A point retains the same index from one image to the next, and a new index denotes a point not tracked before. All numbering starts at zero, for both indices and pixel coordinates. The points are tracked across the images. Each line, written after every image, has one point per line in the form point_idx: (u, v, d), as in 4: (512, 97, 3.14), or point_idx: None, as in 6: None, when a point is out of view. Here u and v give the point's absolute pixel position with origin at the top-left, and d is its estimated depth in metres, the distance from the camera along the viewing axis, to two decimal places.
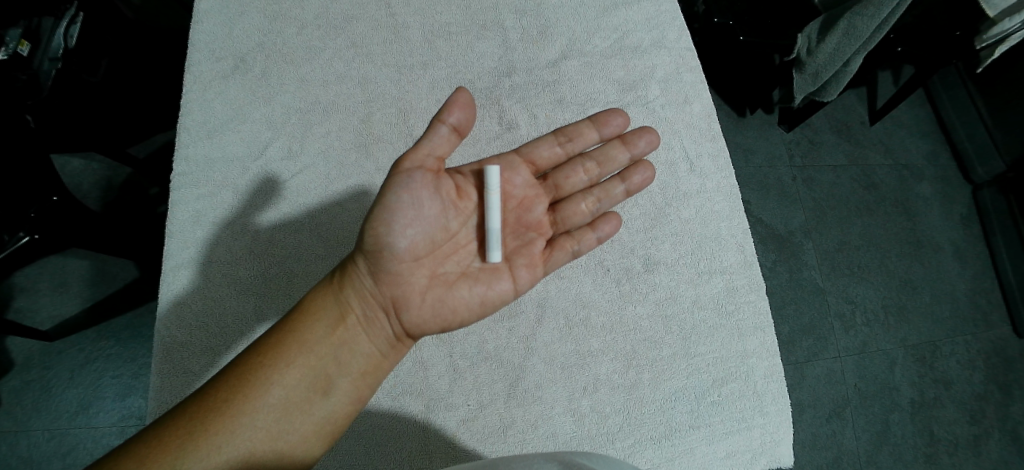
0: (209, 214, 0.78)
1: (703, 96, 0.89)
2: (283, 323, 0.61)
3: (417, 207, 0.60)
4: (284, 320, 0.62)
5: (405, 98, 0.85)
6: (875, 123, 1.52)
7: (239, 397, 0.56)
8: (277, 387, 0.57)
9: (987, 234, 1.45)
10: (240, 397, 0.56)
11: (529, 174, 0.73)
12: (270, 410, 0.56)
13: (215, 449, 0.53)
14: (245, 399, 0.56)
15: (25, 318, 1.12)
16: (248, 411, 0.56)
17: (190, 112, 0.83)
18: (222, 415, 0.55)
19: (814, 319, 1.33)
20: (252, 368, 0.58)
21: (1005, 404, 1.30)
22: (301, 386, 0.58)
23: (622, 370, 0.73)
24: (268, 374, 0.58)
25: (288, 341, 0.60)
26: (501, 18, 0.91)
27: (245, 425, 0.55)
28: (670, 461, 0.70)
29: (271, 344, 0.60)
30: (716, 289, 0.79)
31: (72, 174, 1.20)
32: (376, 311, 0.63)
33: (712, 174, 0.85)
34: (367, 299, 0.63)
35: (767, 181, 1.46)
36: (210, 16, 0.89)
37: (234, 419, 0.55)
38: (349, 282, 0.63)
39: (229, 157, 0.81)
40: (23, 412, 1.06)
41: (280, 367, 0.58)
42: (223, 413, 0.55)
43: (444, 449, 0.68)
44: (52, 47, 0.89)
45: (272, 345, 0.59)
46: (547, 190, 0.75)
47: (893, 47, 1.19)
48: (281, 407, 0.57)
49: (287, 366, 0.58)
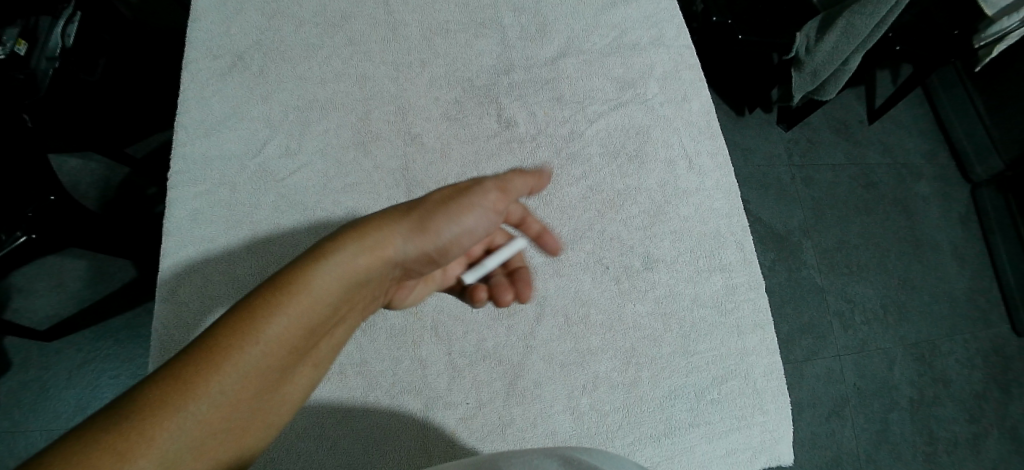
0: (206, 212, 0.77)
1: (701, 94, 0.89)
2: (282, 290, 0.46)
3: (472, 231, 0.57)
4: (278, 287, 0.46)
5: (403, 96, 0.85)
6: (874, 122, 1.53)
7: (227, 377, 0.42)
8: (274, 368, 0.45)
9: (986, 232, 1.45)
10: (211, 381, 0.42)
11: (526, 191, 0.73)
12: (259, 395, 0.45)
13: (188, 440, 0.40)
14: (229, 382, 0.42)
15: (22, 317, 1.12)
16: (236, 395, 0.43)
17: (188, 110, 0.83)
18: (205, 397, 0.41)
19: (813, 317, 1.33)
20: (243, 341, 0.44)
21: (1004, 402, 1.30)
22: (294, 365, 0.48)
23: (621, 369, 0.73)
24: (254, 361, 0.44)
25: (288, 317, 0.46)
26: (500, 16, 0.91)
27: (227, 407, 0.42)
28: (671, 459, 0.70)
29: (270, 313, 0.45)
30: (716, 286, 0.79)
31: (70, 173, 1.20)
32: (382, 291, 0.57)
33: (710, 172, 0.85)
34: (386, 279, 0.55)
35: (767, 179, 1.46)
36: (208, 14, 0.89)
37: (218, 406, 0.42)
38: (382, 252, 0.52)
39: (227, 155, 0.80)
40: (21, 412, 1.06)
41: (279, 345, 0.45)
42: (202, 397, 0.41)
43: (443, 447, 0.67)
44: (49, 46, 0.89)
45: (259, 320, 0.45)
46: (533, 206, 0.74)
47: (892, 45, 1.19)
48: (269, 391, 0.46)
49: (287, 345, 0.46)
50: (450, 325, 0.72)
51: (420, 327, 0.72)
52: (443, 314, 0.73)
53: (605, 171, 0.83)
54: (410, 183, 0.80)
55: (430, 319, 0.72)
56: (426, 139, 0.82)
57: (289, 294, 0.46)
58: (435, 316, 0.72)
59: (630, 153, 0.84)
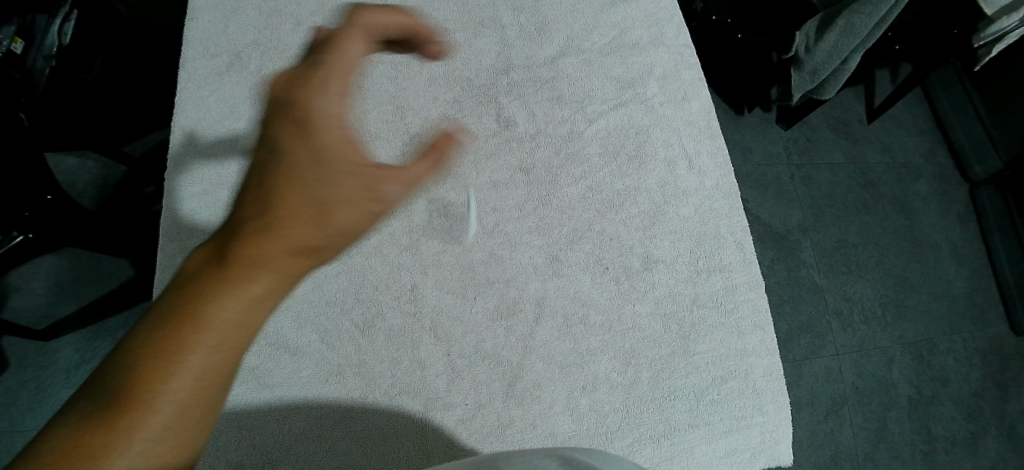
0: (205, 213, 0.76)
1: (701, 94, 0.89)
2: (190, 324, 0.39)
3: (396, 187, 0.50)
4: (181, 326, 0.39)
5: (402, 95, 0.84)
6: (873, 121, 1.53)
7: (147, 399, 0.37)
8: (209, 370, 0.39)
9: (984, 232, 1.45)
10: (130, 427, 0.36)
11: (354, 41, 0.49)
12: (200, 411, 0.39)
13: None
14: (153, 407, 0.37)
15: (17, 316, 1.11)
16: (165, 419, 0.37)
17: (185, 109, 0.82)
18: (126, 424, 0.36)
19: (812, 317, 1.32)
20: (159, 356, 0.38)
21: (1002, 401, 1.31)
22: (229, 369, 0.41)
23: (620, 369, 0.73)
24: (171, 408, 0.37)
25: (200, 352, 0.39)
26: (499, 15, 0.90)
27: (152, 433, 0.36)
28: (670, 459, 0.70)
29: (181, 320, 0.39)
30: (715, 287, 0.79)
31: (68, 173, 1.19)
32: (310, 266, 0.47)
33: (710, 171, 0.85)
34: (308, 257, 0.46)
35: (766, 179, 1.45)
36: (206, 13, 0.88)
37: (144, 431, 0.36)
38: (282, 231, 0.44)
39: (226, 154, 0.79)
40: (19, 412, 1.05)
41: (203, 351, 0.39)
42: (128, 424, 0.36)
43: (442, 448, 0.67)
44: (46, 45, 0.88)
45: (168, 343, 0.38)
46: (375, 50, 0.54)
47: (890, 44, 1.20)
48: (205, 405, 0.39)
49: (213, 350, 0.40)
50: (450, 325, 0.72)
51: (419, 328, 0.72)
52: (442, 315, 0.72)
53: (605, 171, 0.83)
54: None
55: (429, 319, 0.72)
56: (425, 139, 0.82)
57: (200, 331, 0.39)
58: (434, 316, 0.72)
59: (629, 153, 0.84)
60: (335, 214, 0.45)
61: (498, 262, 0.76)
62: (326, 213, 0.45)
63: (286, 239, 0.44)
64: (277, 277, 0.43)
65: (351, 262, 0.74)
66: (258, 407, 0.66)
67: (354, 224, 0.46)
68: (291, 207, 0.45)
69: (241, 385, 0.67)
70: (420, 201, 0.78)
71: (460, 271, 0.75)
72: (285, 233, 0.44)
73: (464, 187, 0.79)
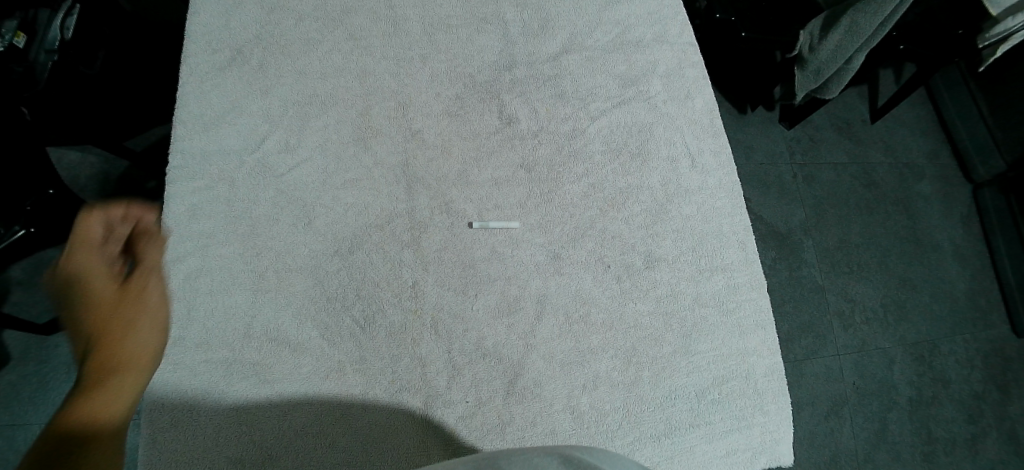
0: (205, 208, 0.75)
1: (705, 92, 0.89)
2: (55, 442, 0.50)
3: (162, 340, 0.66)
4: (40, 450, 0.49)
5: (404, 92, 0.83)
6: (877, 121, 1.53)
7: None
8: None
9: (986, 233, 1.45)
10: None
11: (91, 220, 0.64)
12: None
13: None
14: None
15: (18, 310, 1.11)
16: None
17: (187, 103, 0.80)
18: None
19: (813, 317, 1.32)
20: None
21: (1002, 403, 1.31)
22: None
23: (621, 368, 0.73)
24: None
25: None
26: (503, 12, 0.90)
27: None
28: (671, 459, 0.70)
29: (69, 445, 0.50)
30: (717, 286, 0.78)
31: (69, 167, 1.19)
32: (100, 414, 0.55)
33: (713, 170, 0.84)
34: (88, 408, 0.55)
35: (768, 178, 1.45)
36: (207, 7, 0.86)
37: None
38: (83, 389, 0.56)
39: (225, 149, 0.78)
40: (20, 406, 1.05)
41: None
42: None
43: (442, 445, 0.67)
44: (48, 39, 0.88)
45: None
46: (129, 229, 0.67)
47: (896, 44, 1.18)
48: None
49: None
50: (450, 323, 0.72)
51: (419, 325, 0.71)
52: (443, 312, 0.72)
53: (607, 169, 0.82)
54: (410, 180, 0.78)
55: (430, 316, 0.72)
56: (426, 135, 0.81)
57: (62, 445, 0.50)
58: (435, 314, 0.72)
59: (632, 152, 0.84)
60: (128, 376, 0.59)
61: (499, 259, 0.75)
62: (150, 333, 0.63)
63: (91, 386, 0.57)
64: (65, 427, 0.52)
65: (352, 258, 0.73)
66: (259, 402, 0.66)
67: (131, 380, 0.60)
68: (101, 361, 0.59)
69: (242, 380, 0.67)
70: (421, 198, 0.77)
71: (461, 268, 0.74)
72: (88, 380, 0.58)
73: (465, 184, 0.79)
